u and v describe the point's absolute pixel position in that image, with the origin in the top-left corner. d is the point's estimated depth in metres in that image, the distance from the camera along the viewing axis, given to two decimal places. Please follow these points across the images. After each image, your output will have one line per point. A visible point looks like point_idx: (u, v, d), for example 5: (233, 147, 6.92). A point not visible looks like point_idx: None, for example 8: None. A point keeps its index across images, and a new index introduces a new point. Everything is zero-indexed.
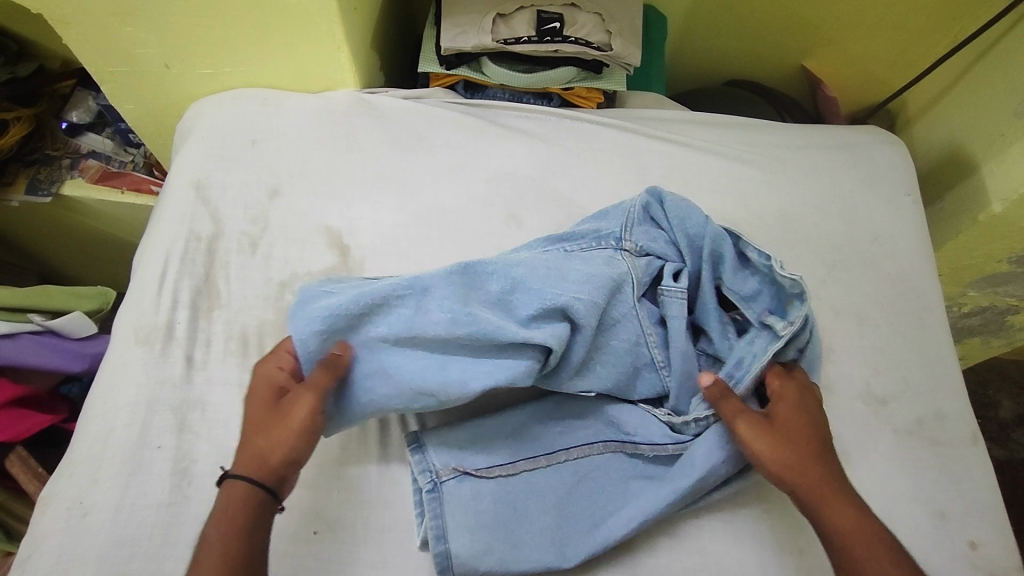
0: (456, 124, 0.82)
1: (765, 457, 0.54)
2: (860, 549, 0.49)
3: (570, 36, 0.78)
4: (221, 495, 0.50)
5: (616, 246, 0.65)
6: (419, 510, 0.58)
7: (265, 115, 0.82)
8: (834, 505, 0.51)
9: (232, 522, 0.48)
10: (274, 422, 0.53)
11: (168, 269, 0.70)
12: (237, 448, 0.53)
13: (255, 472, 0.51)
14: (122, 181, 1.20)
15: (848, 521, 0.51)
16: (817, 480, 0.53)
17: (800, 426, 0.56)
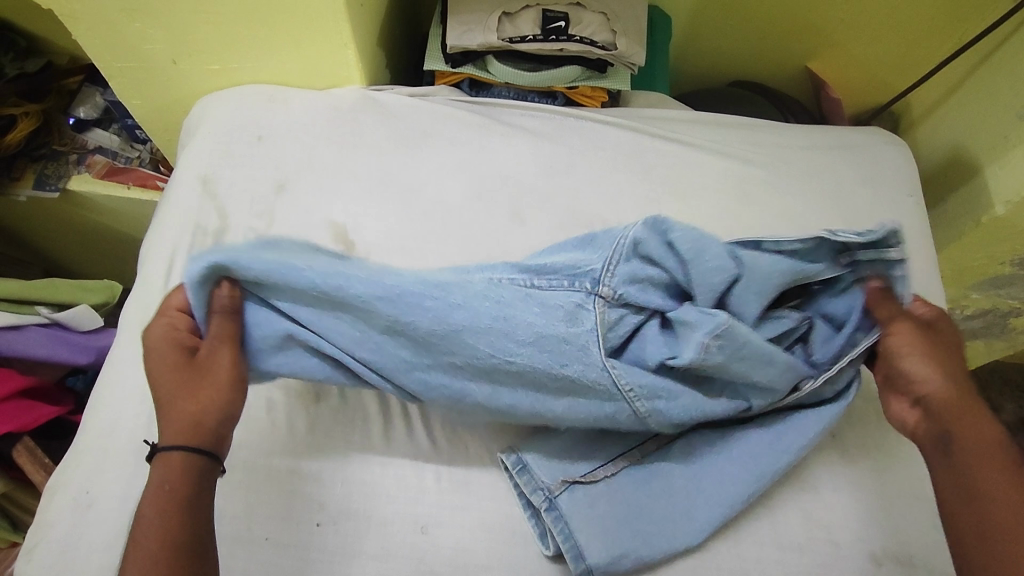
0: (461, 122, 0.83)
1: (910, 356, 0.56)
2: (982, 452, 0.50)
3: (575, 35, 0.79)
4: (155, 468, 0.48)
5: (589, 291, 0.56)
6: (530, 512, 0.59)
7: (272, 111, 0.82)
8: (959, 408, 0.53)
9: (172, 491, 0.47)
10: (192, 377, 0.51)
11: (174, 263, 0.71)
12: (161, 418, 0.50)
13: (184, 435, 0.49)
14: (128, 177, 1.21)
15: (983, 428, 0.52)
16: (956, 389, 0.54)
17: (949, 346, 0.57)
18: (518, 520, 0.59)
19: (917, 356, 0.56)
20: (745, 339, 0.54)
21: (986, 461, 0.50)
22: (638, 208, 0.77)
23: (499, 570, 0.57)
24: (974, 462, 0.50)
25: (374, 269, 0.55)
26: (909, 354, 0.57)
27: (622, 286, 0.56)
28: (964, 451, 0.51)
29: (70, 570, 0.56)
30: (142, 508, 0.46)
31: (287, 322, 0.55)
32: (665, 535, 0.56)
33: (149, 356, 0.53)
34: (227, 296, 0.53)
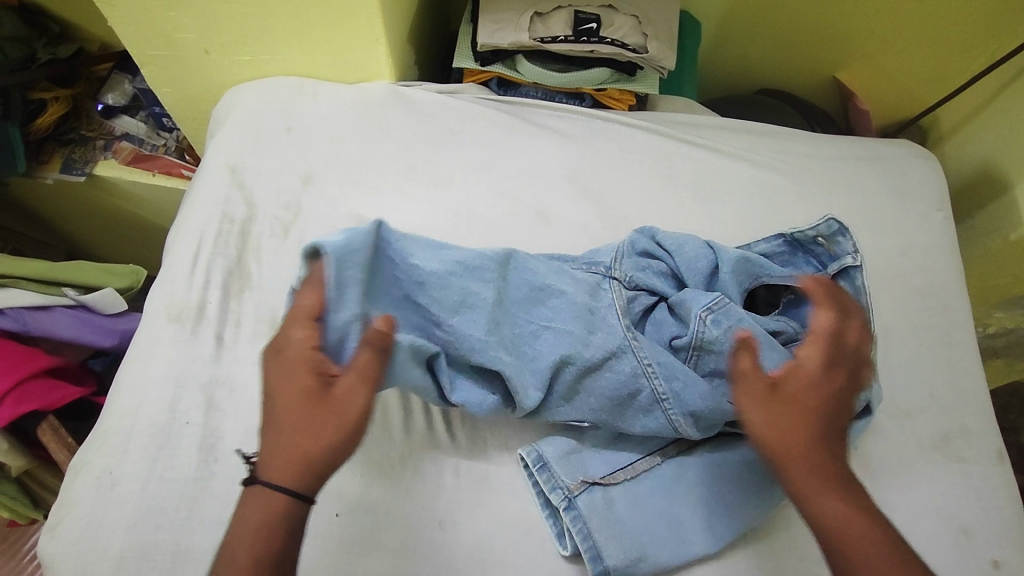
0: (489, 120, 0.83)
1: (767, 436, 0.46)
2: (850, 545, 0.44)
3: (607, 37, 0.78)
4: (253, 503, 0.45)
5: (604, 273, 0.62)
6: (548, 511, 0.59)
7: (300, 104, 0.83)
8: (826, 489, 0.46)
9: (268, 533, 0.45)
10: (318, 415, 0.46)
11: (202, 249, 0.72)
12: (273, 446, 0.46)
13: (294, 480, 0.45)
14: (153, 164, 1.22)
15: (842, 511, 0.45)
16: (817, 462, 0.46)
17: (807, 401, 0.47)
18: (537, 519, 0.60)
19: (767, 430, 0.46)
20: (738, 316, 0.58)
21: (852, 560, 0.44)
22: (663, 214, 0.77)
23: (514, 567, 0.57)
24: (848, 565, 0.44)
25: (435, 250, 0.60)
26: (764, 431, 0.46)
27: (631, 271, 0.62)
28: (831, 545, 0.45)
29: (93, 548, 0.57)
30: (236, 541, 0.44)
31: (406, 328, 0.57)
32: (680, 540, 0.57)
33: (275, 371, 0.48)
34: (382, 332, 0.46)
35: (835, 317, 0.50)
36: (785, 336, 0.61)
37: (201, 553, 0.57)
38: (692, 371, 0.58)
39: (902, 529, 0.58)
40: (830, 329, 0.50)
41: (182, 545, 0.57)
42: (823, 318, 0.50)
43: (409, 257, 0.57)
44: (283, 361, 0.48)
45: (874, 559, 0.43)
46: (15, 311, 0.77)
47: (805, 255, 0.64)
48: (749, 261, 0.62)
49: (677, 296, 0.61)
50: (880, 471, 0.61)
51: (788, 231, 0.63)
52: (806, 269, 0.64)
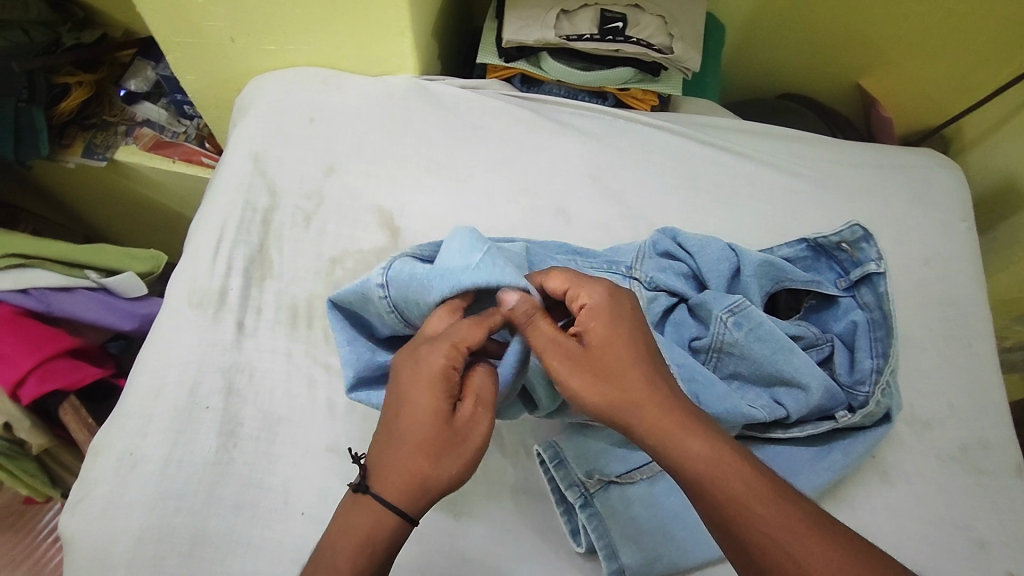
0: (512, 116, 0.83)
1: (590, 394, 0.48)
2: (721, 481, 0.45)
3: (632, 37, 0.78)
4: (360, 515, 0.47)
5: (625, 273, 0.63)
6: (563, 507, 0.60)
7: (324, 95, 0.83)
8: (683, 437, 0.47)
9: (371, 546, 0.46)
10: (449, 440, 0.48)
11: (224, 236, 0.72)
12: (392, 463, 0.47)
13: (410, 501, 0.47)
14: (174, 152, 1.23)
15: (704, 448, 0.46)
16: (663, 414, 0.47)
17: (617, 356, 0.49)
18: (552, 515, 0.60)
19: (596, 397, 0.48)
20: (758, 319, 0.58)
21: (725, 495, 0.45)
22: (683, 216, 0.78)
23: (529, 563, 0.58)
24: (726, 510, 0.45)
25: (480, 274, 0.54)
26: (594, 397, 0.48)
27: (652, 271, 0.62)
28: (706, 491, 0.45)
29: (112, 527, 0.58)
30: (339, 549, 0.46)
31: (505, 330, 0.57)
32: (694, 540, 0.57)
33: (409, 381, 0.49)
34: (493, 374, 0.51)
35: (569, 275, 0.54)
36: (806, 341, 0.61)
37: (218, 536, 0.57)
38: (712, 374, 0.59)
39: (917, 539, 0.58)
40: (578, 281, 0.53)
41: (199, 528, 0.57)
42: (557, 279, 0.53)
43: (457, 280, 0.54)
44: (419, 373, 0.49)
45: (743, 488, 0.45)
46: (39, 291, 0.76)
47: (828, 261, 0.65)
48: (771, 265, 0.62)
49: (696, 297, 0.61)
50: (896, 480, 0.61)
51: (812, 235, 0.63)
52: (828, 275, 0.64)
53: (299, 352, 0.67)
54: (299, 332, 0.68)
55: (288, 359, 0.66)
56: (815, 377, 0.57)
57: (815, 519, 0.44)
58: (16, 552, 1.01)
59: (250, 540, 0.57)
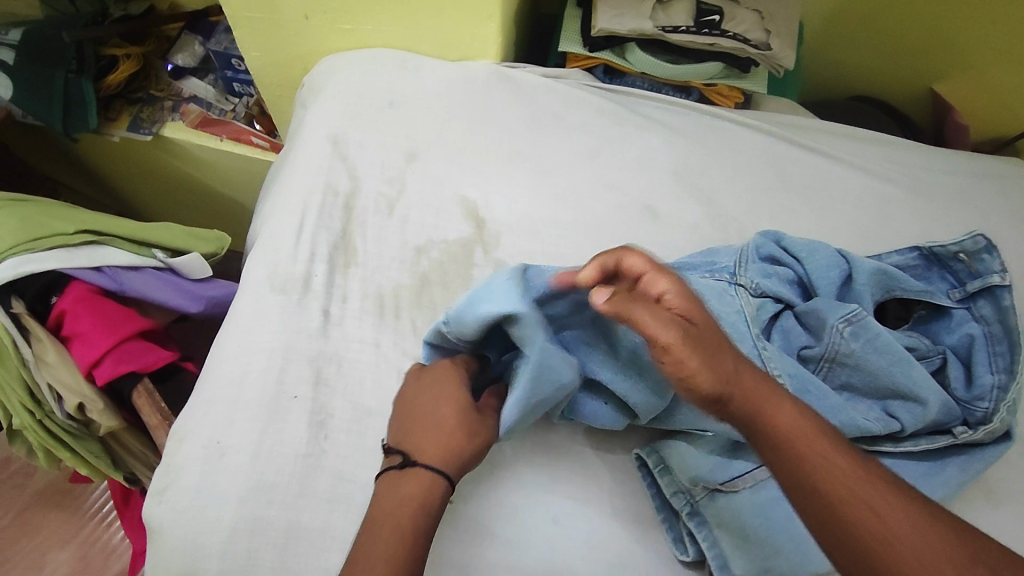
0: (596, 108, 0.81)
1: (695, 372, 0.44)
2: (810, 445, 0.44)
3: (728, 31, 0.76)
4: (409, 482, 0.50)
5: (729, 280, 0.61)
6: (664, 514, 0.60)
7: (404, 77, 0.81)
8: (772, 407, 0.45)
9: (423, 505, 0.49)
10: (470, 415, 0.55)
11: (306, 220, 0.70)
12: (427, 440, 0.52)
13: (447, 461, 0.52)
14: (222, 129, 1.20)
15: (793, 418, 0.45)
16: (754, 386, 0.46)
17: (709, 335, 0.46)
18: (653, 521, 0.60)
19: (705, 372, 0.44)
20: (875, 330, 0.57)
21: (819, 463, 0.43)
22: (774, 217, 0.76)
23: (629, 567, 0.57)
24: (821, 480, 0.42)
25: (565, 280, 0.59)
26: (698, 372, 0.44)
27: (758, 277, 0.61)
28: (797, 454, 0.43)
29: (203, 517, 0.56)
30: (397, 512, 0.48)
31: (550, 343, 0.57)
32: (803, 551, 0.55)
33: (427, 383, 0.56)
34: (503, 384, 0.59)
35: (646, 257, 0.50)
36: (919, 351, 0.60)
37: (312, 532, 0.56)
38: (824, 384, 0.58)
39: None
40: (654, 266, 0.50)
41: (293, 522, 0.56)
42: (637, 260, 0.51)
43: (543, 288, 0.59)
44: (434, 376, 0.57)
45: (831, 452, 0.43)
46: (110, 270, 0.73)
47: (940, 271, 0.65)
48: (884, 273, 0.61)
49: (805, 304, 0.60)
50: (1001, 497, 0.60)
51: (930, 242, 0.64)
52: (940, 285, 0.64)
53: (387, 342, 0.65)
54: (387, 322, 0.66)
55: (377, 350, 0.64)
56: (934, 392, 0.56)
57: (900, 485, 0.43)
58: (64, 531, 0.99)
59: (345, 537, 0.56)
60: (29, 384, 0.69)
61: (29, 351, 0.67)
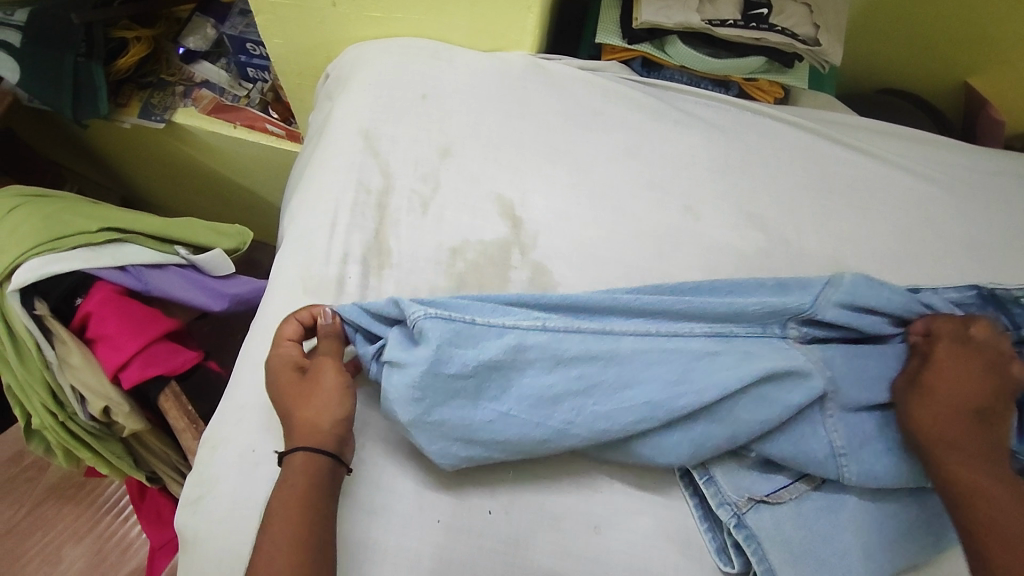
0: (634, 103, 0.79)
1: (917, 400, 0.55)
2: (977, 491, 0.49)
3: (776, 25, 0.74)
4: (287, 471, 0.50)
5: (716, 332, 0.60)
6: (708, 525, 0.57)
7: (436, 69, 0.79)
8: (960, 445, 0.52)
9: (304, 489, 0.49)
10: (301, 387, 0.54)
11: (339, 219, 0.68)
12: (284, 429, 0.53)
13: (310, 439, 0.51)
14: (235, 117, 1.16)
15: (973, 462, 0.51)
16: (960, 426, 0.53)
17: (952, 381, 0.55)
18: (695, 533, 0.57)
19: (928, 403, 0.55)
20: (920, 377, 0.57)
21: (977, 493, 0.49)
22: (817, 219, 0.73)
23: None
24: (969, 499, 0.49)
25: (531, 333, 0.57)
26: (920, 409, 0.55)
27: (808, 329, 0.61)
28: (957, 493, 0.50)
29: (241, 528, 0.55)
30: (279, 502, 0.48)
31: (480, 409, 0.55)
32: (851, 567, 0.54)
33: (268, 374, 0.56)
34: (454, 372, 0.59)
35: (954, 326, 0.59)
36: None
37: (351, 545, 0.54)
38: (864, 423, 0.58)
39: None
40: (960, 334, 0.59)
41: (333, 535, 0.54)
42: (945, 326, 0.60)
43: (507, 339, 0.56)
44: (273, 357, 0.56)
45: (991, 491, 0.49)
46: (135, 269, 0.70)
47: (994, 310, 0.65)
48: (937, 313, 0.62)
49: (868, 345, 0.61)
50: None
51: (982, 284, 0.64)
52: (991, 324, 0.64)
53: None
54: None
55: None
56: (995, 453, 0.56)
57: None
58: (76, 525, 0.89)
59: (386, 549, 0.54)
60: (51, 385, 0.67)
61: (52, 352, 0.65)
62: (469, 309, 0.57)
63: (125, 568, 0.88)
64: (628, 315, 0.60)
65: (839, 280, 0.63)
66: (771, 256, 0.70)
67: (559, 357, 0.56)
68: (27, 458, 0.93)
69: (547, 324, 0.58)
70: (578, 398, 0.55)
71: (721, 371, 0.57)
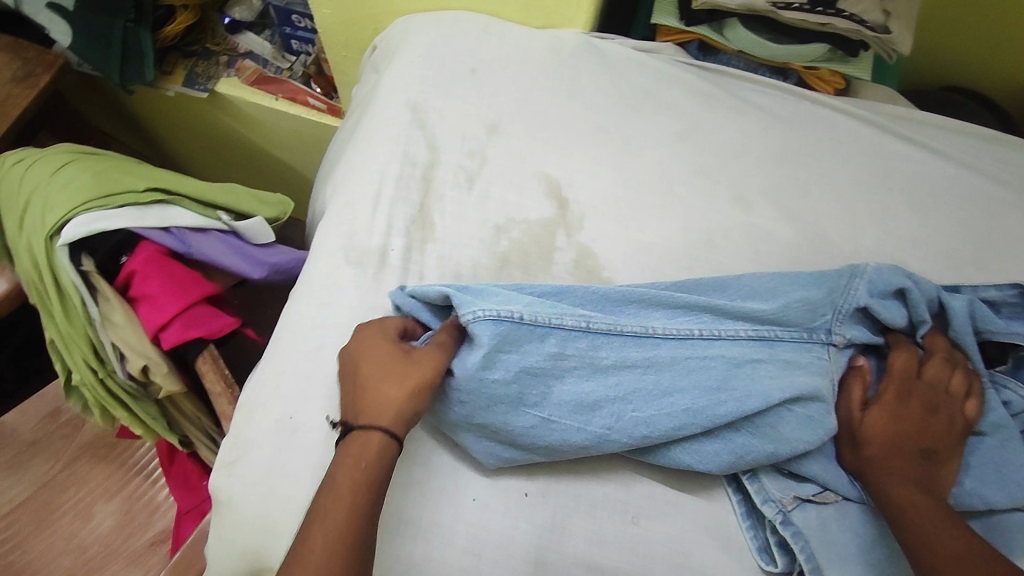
0: (689, 87, 0.77)
1: (869, 441, 0.53)
2: (923, 518, 0.48)
3: (845, 11, 0.70)
4: (352, 446, 0.48)
5: (759, 337, 0.58)
6: (750, 522, 0.55)
7: (487, 43, 0.78)
8: (899, 479, 0.51)
9: (366, 467, 0.47)
10: (398, 367, 0.51)
11: (383, 191, 0.67)
12: (364, 401, 0.49)
13: (386, 419, 0.48)
14: (278, 89, 1.16)
15: (915, 493, 0.50)
16: (898, 462, 0.52)
17: (892, 424, 0.54)
18: (736, 529, 0.55)
19: (874, 444, 0.53)
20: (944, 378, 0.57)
21: (927, 526, 0.47)
22: (876, 215, 0.70)
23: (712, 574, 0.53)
24: (923, 536, 0.47)
25: (573, 333, 0.55)
26: (867, 446, 0.53)
27: (852, 332, 0.59)
28: (904, 522, 0.49)
29: (276, 493, 0.55)
30: (336, 481, 0.46)
31: (521, 415, 0.53)
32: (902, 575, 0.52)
33: (365, 347, 0.53)
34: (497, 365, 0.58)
35: (905, 362, 0.58)
36: (1016, 406, 0.59)
37: (386, 515, 0.53)
38: None
39: None
40: (908, 373, 0.57)
41: None
42: (900, 362, 0.58)
43: (549, 339, 0.54)
44: (376, 329, 0.55)
45: (938, 523, 0.47)
46: (178, 231, 0.70)
47: None
48: (975, 308, 0.61)
49: (898, 347, 0.59)
50: None
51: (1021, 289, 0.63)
52: None
53: None
54: None
55: None
56: None
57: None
58: (109, 483, 0.90)
59: (420, 524, 0.53)
60: (93, 342, 0.67)
61: (95, 308, 0.65)
62: (511, 305, 0.54)
63: (153, 530, 0.88)
64: (669, 316, 0.58)
65: (861, 267, 0.62)
66: (826, 250, 0.68)
67: (597, 365, 0.55)
68: (63, 414, 0.95)
69: (590, 326, 0.55)
70: (616, 405, 0.54)
71: (771, 381, 0.54)
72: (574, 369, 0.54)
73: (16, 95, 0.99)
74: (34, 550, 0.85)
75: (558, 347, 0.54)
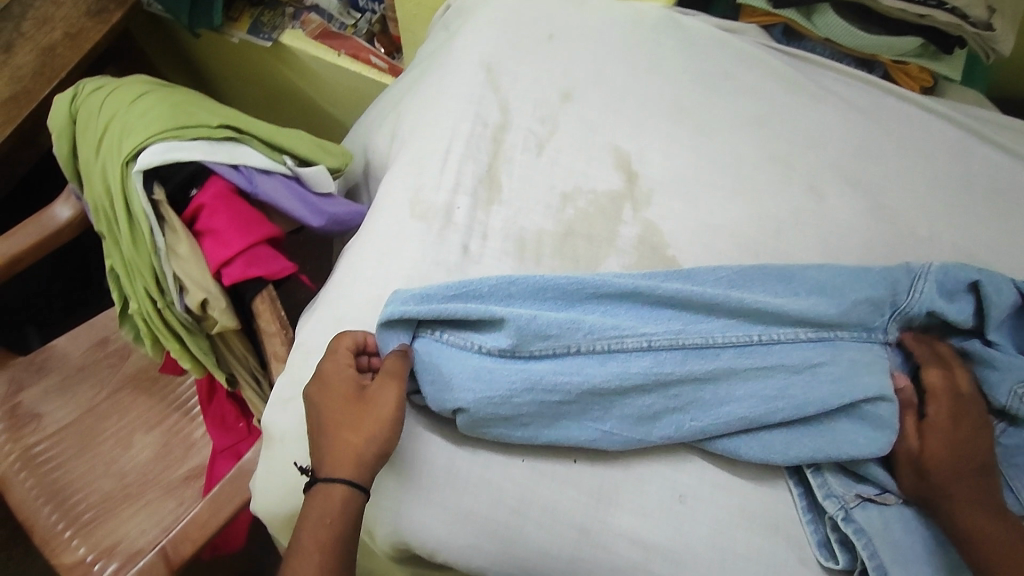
0: (768, 71, 0.75)
1: (929, 466, 0.52)
2: (993, 544, 0.48)
3: (948, 2, 0.68)
4: (315, 501, 0.49)
5: (822, 338, 0.56)
6: (811, 517, 0.54)
7: (566, 10, 0.77)
8: (966, 505, 0.50)
9: (331, 521, 0.48)
10: (352, 413, 0.50)
11: (453, 148, 0.67)
12: (326, 449, 0.50)
13: (346, 470, 0.49)
14: (342, 45, 1.15)
15: (985, 519, 0.49)
16: (960, 484, 0.51)
17: (947, 447, 0.52)
18: (796, 523, 0.54)
19: (938, 470, 0.51)
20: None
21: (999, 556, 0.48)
22: (956, 219, 0.68)
23: (758, 563, 0.52)
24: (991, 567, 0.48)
25: (630, 347, 0.54)
26: (929, 473, 0.52)
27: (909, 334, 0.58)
28: (972, 548, 0.49)
29: None
30: (303, 543, 0.47)
31: (583, 427, 0.53)
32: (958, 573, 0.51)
33: (321, 396, 0.52)
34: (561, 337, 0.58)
35: (942, 379, 0.55)
36: None
37: (435, 467, 0.54)
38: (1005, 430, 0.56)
39: None
40: (947, 390, 0.54)
41: (412, 454, 0.54)
42: (935, 377, 0.55)
43: (610, 352, 0.54)
44: (330, 364, 0.53)
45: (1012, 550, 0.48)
46: (247, 170, 0.71)
47: None
48: None
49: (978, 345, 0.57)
50: None
51: None
52: None
53: None
54: (527, 264, 0.62)
55: None
56: None
57: None
58: (151, 414, 0.93)
59: (466, 479, 0.53)
60: (156, 272, 0.68)
61: (162, 239, 0.66)
62: (570, 322, 0.55)
63: (188, 463, 0.90)
64: (726, 322, 0.57)
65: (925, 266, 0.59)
66: (901, 251, 0.65)
67: (661, 377, 0.53)
68: (111, 344, 0.97)
69: (651, 342, 0.55)
70: (676, 416, 0.54)
71: (836, 386, 0.53)
72: (637, 378, 0.53)
73: (88, 28, 1.01)
74: (75, 471, 0.88)
75: (618, 360, 0.54)
